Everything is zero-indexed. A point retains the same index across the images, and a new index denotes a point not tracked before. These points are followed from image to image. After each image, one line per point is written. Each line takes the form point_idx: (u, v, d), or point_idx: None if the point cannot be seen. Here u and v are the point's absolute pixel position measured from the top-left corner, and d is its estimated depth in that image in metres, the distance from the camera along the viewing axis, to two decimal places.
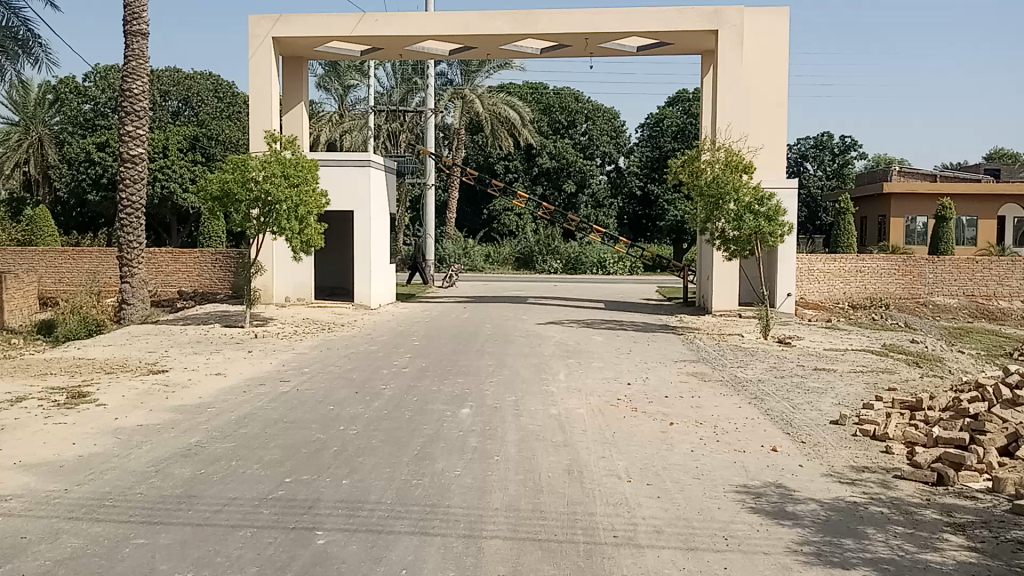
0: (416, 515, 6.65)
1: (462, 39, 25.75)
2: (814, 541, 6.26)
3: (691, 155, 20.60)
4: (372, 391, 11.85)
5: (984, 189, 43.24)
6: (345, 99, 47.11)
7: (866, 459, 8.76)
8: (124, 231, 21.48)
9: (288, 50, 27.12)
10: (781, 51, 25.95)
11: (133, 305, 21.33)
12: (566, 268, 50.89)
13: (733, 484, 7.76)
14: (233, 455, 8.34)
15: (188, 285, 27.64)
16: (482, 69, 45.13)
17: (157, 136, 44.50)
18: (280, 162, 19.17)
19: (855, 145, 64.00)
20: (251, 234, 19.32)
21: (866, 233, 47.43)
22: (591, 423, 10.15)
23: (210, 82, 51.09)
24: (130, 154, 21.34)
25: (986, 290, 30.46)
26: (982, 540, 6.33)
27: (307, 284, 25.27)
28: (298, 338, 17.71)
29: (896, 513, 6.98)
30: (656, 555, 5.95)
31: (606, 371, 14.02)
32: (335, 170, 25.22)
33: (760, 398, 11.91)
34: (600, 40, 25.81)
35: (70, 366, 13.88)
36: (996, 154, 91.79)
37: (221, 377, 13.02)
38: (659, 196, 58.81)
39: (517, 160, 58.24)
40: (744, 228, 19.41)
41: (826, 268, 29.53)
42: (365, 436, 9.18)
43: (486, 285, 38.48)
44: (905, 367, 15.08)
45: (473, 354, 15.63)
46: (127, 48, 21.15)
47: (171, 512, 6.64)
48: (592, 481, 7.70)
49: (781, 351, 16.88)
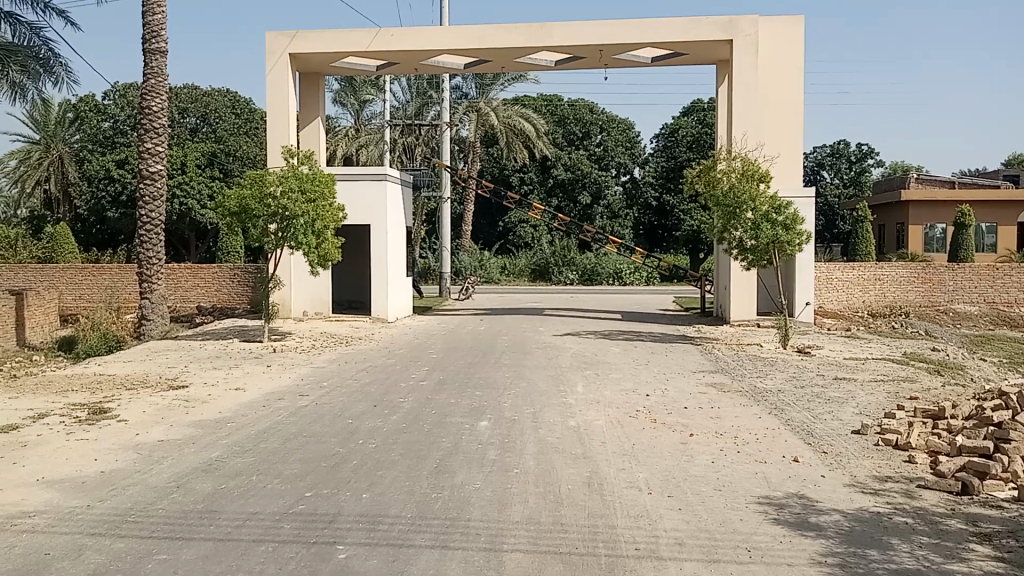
0: (436, 528, 6.64)
1: (477, 53, 25.88)
2: (838, 553, 6.20)
3: (707, 165, 20.51)
4: (390, 405, 11.85)
5: (1003, 195, 42.85)
6: (360, 115, 47.37)
7: (889, 469, 8.68)
8: (143, 247, 21.65)
9: (305, 66, 27.32)
10: (798, 60, 25.89)
11: (153, 321, 21.45)
12: (582, 279, 50.85)
13: (755, 495, 7.70)
14: (254, 470, 8.36)
15: (207, 300, 27.83)
16: (496, 82, 45.36)
17: (175, 153, 45.48)
18: (297, 177, 19.31)
19: (871, 153, 63.69)
20: (269, 249, 19.48)
21: (884, 241, 47.06)
22: (610, 434, 10.12)
23: (227, 98, 51.39)
24: (149, 171, 21.57)
25: (1007, 297, 30.15)
26: (1009, 550, 6.24)
27: (323, 298, 25.38)
28: (317, 352, 17.78)
29: (920, 523, 6.91)
30: (678, 568, 5.91)
31: (625, 382, 13.98)
32: (352, 184, 25.35)
33: (780, 409, 11.82)
34: (614, 52, 25.84)
35: (91, 382, 13.98)
36: (1014, 161, 90.89)
37: (241, 391, 13.08)
38: (675, 205, 58.58)
39: (532, 173, 58.38)
40: (761, 237, 19.34)
41: (845, 277, 29.33)
42: (384, 449, 9.20)
43: (503, 297, 38.55)
44: (927, 376, 14.93)
45: (491, 367, 15.62)
46: (145, 66, 21.40)
47: (193, 527, 6.67)
48: (613, 493, 7.67)
49: (800, 361, 16.77)
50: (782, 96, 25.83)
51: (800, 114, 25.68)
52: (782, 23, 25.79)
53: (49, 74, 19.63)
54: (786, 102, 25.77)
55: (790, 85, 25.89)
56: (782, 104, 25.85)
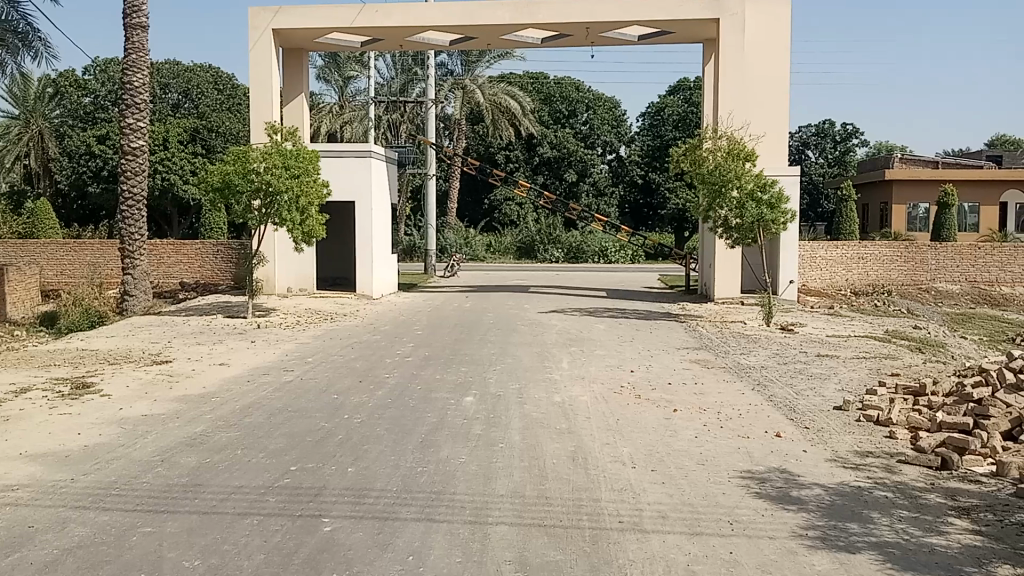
0: (421, 502, 6.67)
1: (463, 29, 25.66)
2: (819, 526, 6.28)
3: (693, 143, 20.50)
4: (375, 381, 11.85)
5: (986, 175, 43.12)
6: (345, 91, 46.93)
7: (870, 444, 8.78)
8: (125, 223, 21.46)
9: (288, 41, 27.01)
10: (785, 39, 25.87)
11: (135, 297, 21.29)
12: (567, 257, 50.86)
13: (737, 470, 7.77)
14: (239, 444, 8.34)
15: (190, 276, 27.65)
16: (482, 60, 44.97)
17: (157, 129, 45.01)
18: (281, 154, 19.14)
19: (857, 132, 63.98)
20: (252, 226, 19.34)
21: (868, 220, 47.30)
22: (594, 410, 10.17)
23: (209, 74, 50.78)
24: (131, 146, 21.32)
25: (988, 277, 30.42)
26: (986, 523, 6.34)
27: (308, 275, 25.28)
28: (301, 328, 17.74)
29: (900, 497, 7.00)
30: (661, 540, 5.97)
31: (610, 359, 14.03)
32: (336, 160, 25.17)
33: (763, 385, 11.91)
34: (601, 29, 25.70)
35: (73, 358, 13.88)
36: (997, 141, 91.42)
37: (225, 367, 13.04)
38: (660, 184, 58.63)
39: (518, 150, 58.13)
40: (746, 216, 19.40)
41: (829, 255, 29.48)
42: (369, 424, 9.21)
43: (488, 275, 38.53)
44: (909, 353, 15.08)
45: (476, 343, 15.63)
46: (127, 40, 21.12)
47: (176, 500, 6.67)
48: (597, 468, 7.72)
49: (784, 338, 16.89)
50: (769, 75, 25.81)
51: (786, 93, 25.67)
52: (769, 2, 25.74)
53: (28, 48, 19.37)
54: (773, 81, 25.75)
55: (777, 63, 25.87)
56: (768, 83, 25.82)
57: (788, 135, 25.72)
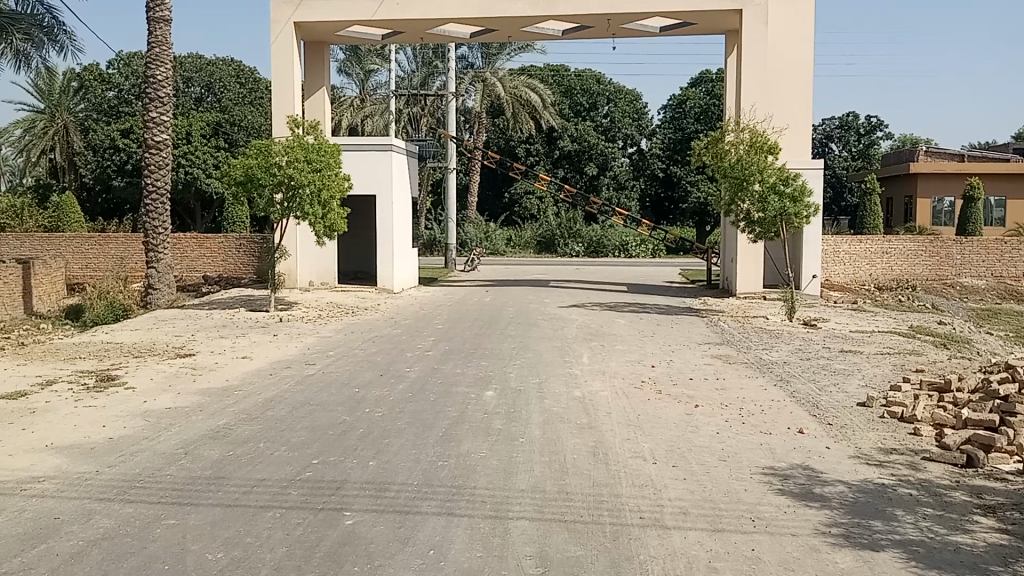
0: (442, 496, 6.69)
1: (483, 23, 25.60)
2: (842, 523, 6.22)
3: (715, 136, 20.34)
4: (396, 374, 11.91)
5: (1013, 169, 42.51)
6: (366, 84, 47.07)
7: (895, 442, 8.68)
8: (148, 216, 21.64)
9: (309, 35, 27.08)
10: (808, 31, 25.62)
11: (159, 290, 21.49)
12: (588, 250, 50.73)
13: (759, 466, 7.72)
14: (261, 437, 8.41)
15: (213, 269, 27.88)
16: (503, 52, 44.99)
17: (180, 123, 45.37)
18: (303, 147, 19.22)
19: (881, 125, 63.39)
20: (274, 219, 19.42)
21: (892, 214, 46.79)
22: (615, 405, 10.15)
23: (232, 67, 50.95)
24: (154, 140, 21.50)
25: (1014, 272, 29.98)
26: (1013, 522, 6.26)
27: (330, 269, 25.39)
28: (323, 322, 17.83)
29: (924, 495, 6.92)
30: (682, 536, 5.94)
31: (631, 353, 13.99)
32: (357, 154, 25.25)
33: (785, 380, 11.83)
34: (622, 21, 25.54)
35: (98, 350, 14.04)
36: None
37: (248, 360, 13.13)
38: (682, 177, 58.35)
39: (538, 144, 57.96)
40: (769, 210, 19.26)
41: (852, 249, 29.21)
42: (391, 418, 9.24)
43: (508, 268, 38.49)
44: (933, 348, 14.91)
45: (496, 338, 15.63)
46: (150, 34, 21.25)
47: (199, 492, 6.73)
48: (618, 463, 7.70)
49: (806, 333, 16.76)
50: (792, 67, 25.57)
51: (810, 85, 25.43)
52: None
53: (52, 41, 19.57)
54: (795, 72, 25.54)
55: (799, 55, 25.64)
56: (791, 75, 25.59)
57: (811, 127, 25.48)
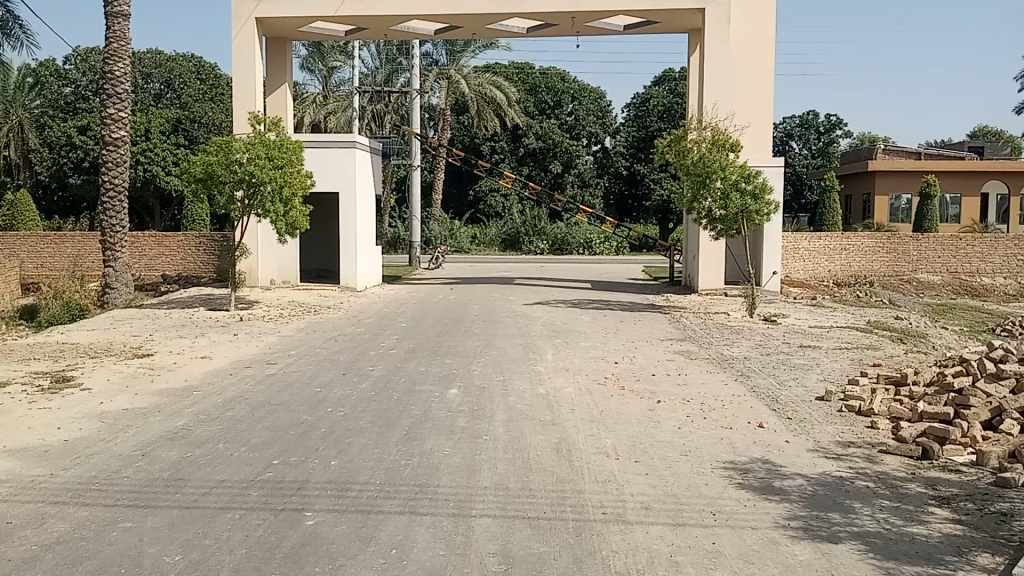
0: (404, 495, 6.65)
1: (447, 19, 25.47)
2: (802, 516, 6.30)
3: (678, 134, 20.46)
4: (358, 373, 11.83)
5: (968, 167, 43.33)
6: (328, 81, 46.82)
7: (852, 435, 8.82)
8: (106, 215, 21.26)
9: (271, 31, 26.73)
10: (769, 29, 25.90)
11: (117, 290, 21.11)
12: (552, 248, 50.86)
13: (720, 460, 7.79)
14: (221, 438, 8.29)
15: (172, 268, 27.46)
16: (468, 49, 44.85)
17: (138, 120, 44.54)
18: (264, 144, 18.98)
19: (840, 124, 64.33)
20: (235, 217, 19.19)
21: (851, 211, 47.53)
22: (580, 401, 10.21)
23: (192, 63, 51.15)
24: (113, 136, 21.10)
25: (969, 268, 30.58)
26: (966, 513, 6.40)
27: (292, 267, 25.16)
28: (285, 321, 17.70)
29: (881, 487, 7.05)
30: (644, 531, 5.98)
31: (595, 350, 14.08)
32: (320, 151, 25.01)
33: (746, 375, 11.98)
34: (586, 19, 25.60)
35: (53, 351, 13.74)
36: (980, 132, 92.82)
37: (206, 360, 12.96)
38: (645, 175, 58.66)
39: (503, 141, 57.89)
40: (730, 207, 19.42)
41: (812, 246, 29.73)
42: (353, 417, 9.17)
43: (473, 266, 38.39)
44: (889, 343, 15.18)
45: (461, 335, 15.58)
46: (108, 29, 20.84)
47: (159, 494, 6.63)
48: (581, 460, 7.72)
49: (766, 329, 16.99)
50: (755, 65, 25.89)
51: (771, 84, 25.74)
52: None
53: (7, 36, 19.14)
54: (758, 71, 25.82)
55: (761, 54, 25.89)
56: (753, 75, 25.92)
57: (772, 126, 25.76)
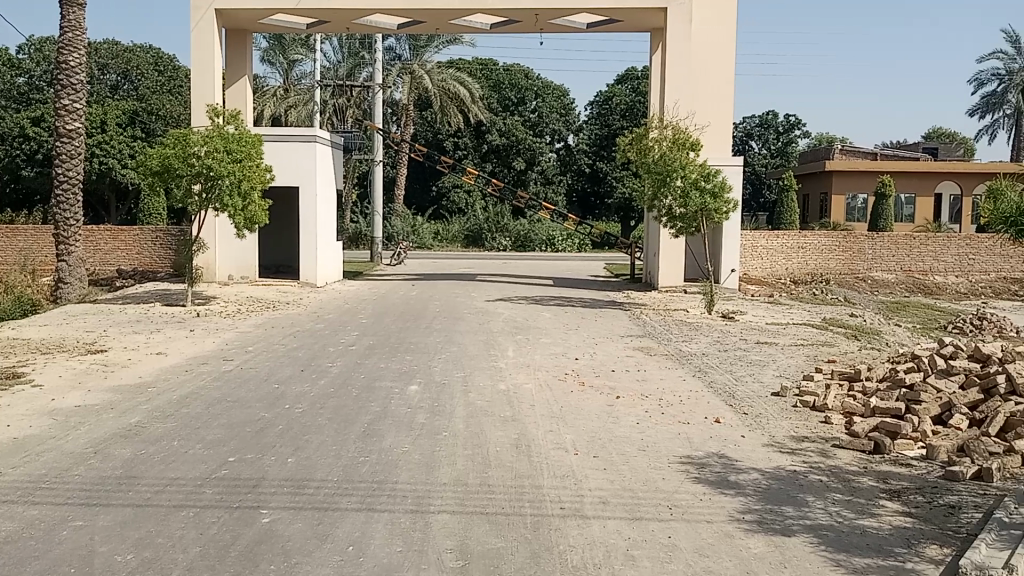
0: (362, 492, 6.62)
1: (409, 14, 25.29)
2: (756, 510, 6.39)
3: (640, 132, 20.62)
4: (317, 369, 11.74)
5: (923, 167, 44.24)
6: (289, 74, 46.36)
7: (806, 430, 8.97)
8: (59, 208, 20.83)
9: (231, 23, 26.36)
10: (730, 30, 26.17)
11: (71, 284, 20.67)
12: (515, 245, 51.19)
13: (677, 455, 7.87)
14: (175, 435, 8.17)
15: (128, 263, 26.97)
16: (431, 44, 44.67)
17: (94, 111, 43.64)
18: (222, 137, 18.72)
19: (799, 124, 65.21)
20: (192, 211, 18.90)
21: (809, 210, 48.29)
22: (539, 397, 10.25)
23: (150, 55, 50.46)
24: (67, 128, 20.66)
25: (922, 266, 31.23)
26: (915, 506, 6.54)
27: (250, 262, 24.86)
28: (243, 317, 17.50)
29: (834, 481, 7.17)
30: (601, 525, 6.02)
31: (555, 346, 14.13)
32: (280, 145, 24.74)
33: (703, 371, 12.12)
34: (549, 16, 25.61)
35: (3, 347, 13.43)
36: (935, 134, 94.59)
37: (162, 356, 12.75)
38: (607, 173, 59.03)
39: (466, 137, 57.71)
40: (690, 205, 19.58)
41: (770, 245, 30.25)
42: (311, 414, 9.10)
43: (435, 262, 38.26)
44: (844, 340, 15.46)
45: (422, 332, 15.53)
46: (63, 18, 20.36)
47: (112, 493, 6.51)
48: (540, 455, 7.75)
49: (724, 325, 17.20)
50: (715, 65, 26.15)
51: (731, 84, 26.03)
52: None
53: None
54: (718, 71, 26.08)
55: (721, 54, 26.17)
56: (714, 74, 26.18)
57: (732, 125, 26.04)
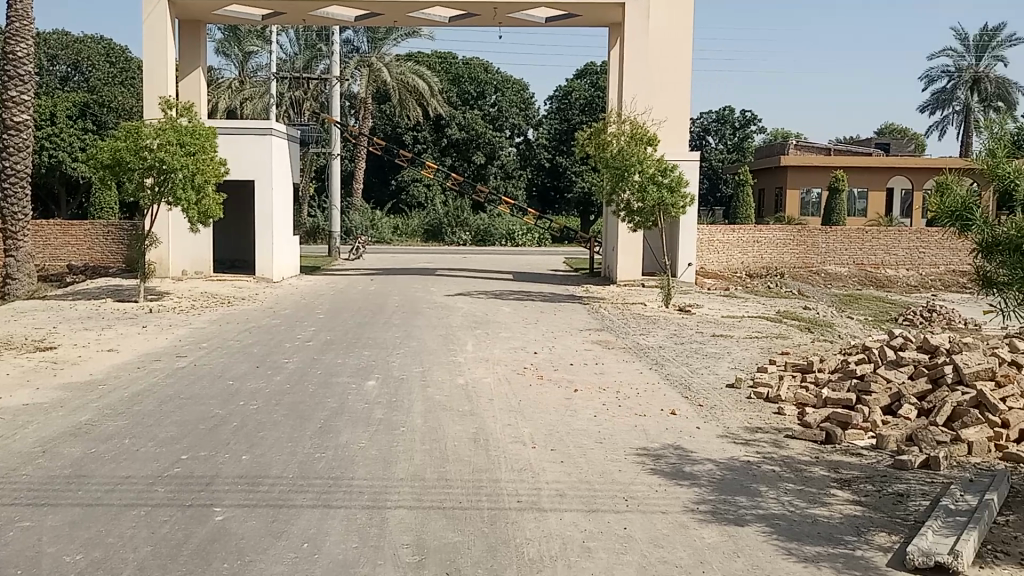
0: (318, 488, 6.57)
1: (367, 6, 25.07)
2: (710, 500, 6.48)
3: (598, 127, 20.73)
4: (273, 365, 11.62)
5: (875, 163, 45.06)
6: (245, 66, 45.70)
7: (760, 421, 9.11)
8: (7, 202, 20.30)
9: (184, 13, 25.89)
10: (686, 26, 26.41)
11: (19, 280, 20.18)
12: (475, 239, 50.94)
13: (634, 447, 7.94)
14: (127, 433, 8.02)
15: (78, 258, 26.40)
16: (389, 37, 44.40)
17: (43, 103, 42.62)
18: (175, 130, 18.38)
19: (755, 120, 65.89)
20: (144, 204, 18.55)
21: (764, 204, 48.96)
22: (497, 391, 10.26)
23: (101, 46, 49.40)
24: (14, 120, 20.10)
25: (874, 260, 31.84)
26: (865, 494, 6.68)
27: (203, 257, 24.49)
28: (197, 312, 17.24)
29: (787, 471, 7.30)
30: (558, 518, 6.06)
31: (514, 340, 14.16)
32: (235, 138, 24.39)
33: (660, 364, 12.24)
34: (508, 10, 25.58)
35: None
36: (888, 129, 96.13)
37: (113, 353, 12.51)
38: (567, 167, 59.25)
39: (426, 131, 57.24)
40: (648, 199, 19.71)
41: (726, 239, 30.58)
42: (266, 410, 9.00)
43: (394, 256, 38.04)
44: (798, 332, 15.71)
45: (380, 326, 15.45)
46: (9, 7, 19.75)
47: (60, 492, 6.38)
48: (498, 449, 7.77)
49: (681, 319, 17.38)
50: (672, 60, 26.38)
51: (687, 80, 26.28)
52: None
53: None
54: (675, 66, 26.30)
55: (678, 50, 26.40)
56: (671, 70, 26.42)
57: (688, 120, 26.30)
